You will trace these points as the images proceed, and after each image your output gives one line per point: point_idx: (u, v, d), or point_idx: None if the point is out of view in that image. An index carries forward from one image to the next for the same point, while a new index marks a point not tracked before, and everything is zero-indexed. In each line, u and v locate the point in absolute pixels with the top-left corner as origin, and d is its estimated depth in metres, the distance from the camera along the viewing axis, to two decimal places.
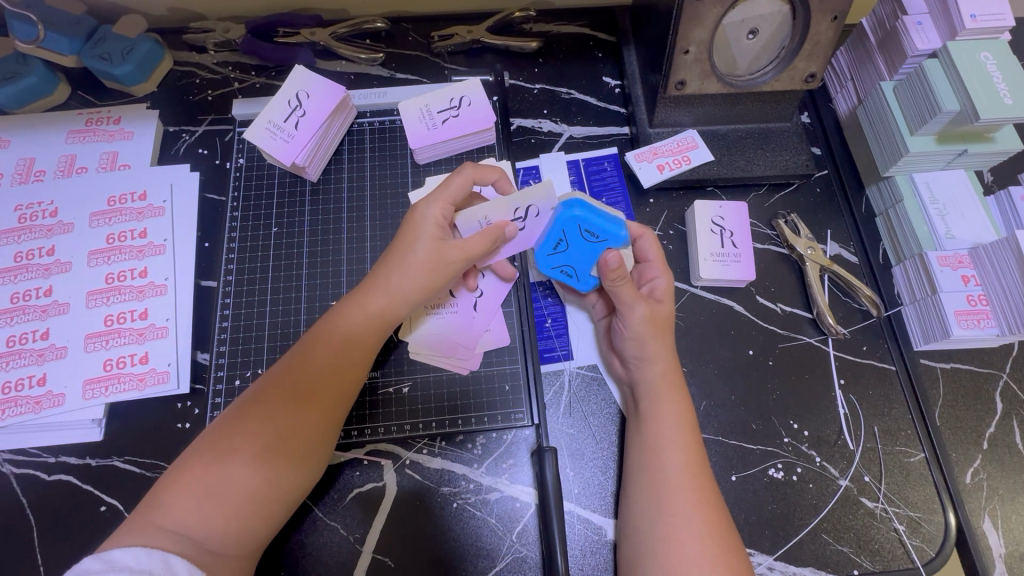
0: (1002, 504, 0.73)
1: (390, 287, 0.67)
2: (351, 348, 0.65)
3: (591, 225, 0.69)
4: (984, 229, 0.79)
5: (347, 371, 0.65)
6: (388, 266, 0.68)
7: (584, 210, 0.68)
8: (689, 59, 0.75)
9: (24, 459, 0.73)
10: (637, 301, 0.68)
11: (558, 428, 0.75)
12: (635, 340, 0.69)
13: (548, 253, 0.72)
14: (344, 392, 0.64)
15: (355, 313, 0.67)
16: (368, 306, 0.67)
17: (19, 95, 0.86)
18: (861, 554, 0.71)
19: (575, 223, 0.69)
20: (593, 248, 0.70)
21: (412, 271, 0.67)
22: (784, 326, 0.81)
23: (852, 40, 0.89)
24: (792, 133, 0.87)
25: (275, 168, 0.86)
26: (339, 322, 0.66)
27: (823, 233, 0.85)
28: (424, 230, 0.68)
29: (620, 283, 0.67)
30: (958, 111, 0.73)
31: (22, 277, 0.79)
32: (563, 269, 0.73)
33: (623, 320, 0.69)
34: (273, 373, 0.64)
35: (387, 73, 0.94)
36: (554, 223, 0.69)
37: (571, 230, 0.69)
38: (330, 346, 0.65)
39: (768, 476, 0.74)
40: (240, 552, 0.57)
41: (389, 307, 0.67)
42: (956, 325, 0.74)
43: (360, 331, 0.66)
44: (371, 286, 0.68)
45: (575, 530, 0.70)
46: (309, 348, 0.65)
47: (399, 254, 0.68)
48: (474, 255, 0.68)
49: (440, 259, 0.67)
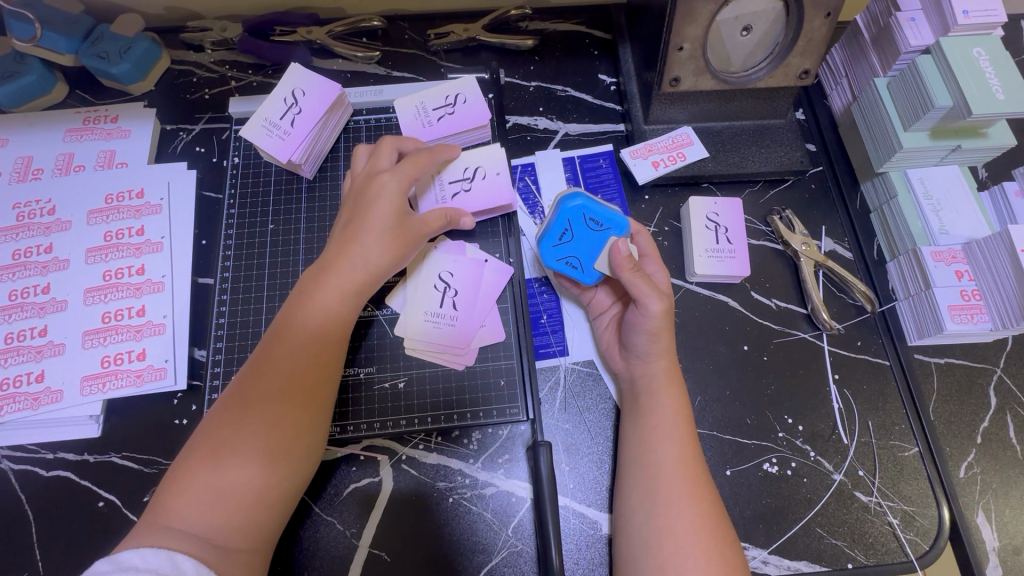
0: (996, 498, 0.73)
1: (358, 263, 0.69)
2: (327, 327, 0.66)
3: (596, 215, 0.72)
4: (977, 224, 0.80)
5: (326, 348, 0.66)
6: (354, 241, 0.69)
7: (587, 200, 0.72)
8: (684, 56, 0.76)
9: (22, 455, 0.73)
10: (657, 295, 0.66)
11: (553, 422, 0.76)
12: (650, 335, 0.67)
13: (555, 243, 0.73)
14: (327, 368, 0.65)
15: (324, 292, 0.67)
16: (338, 283, 0.68)
17: (17, 94, 0.87)
18: (855, 547, 0.71)
19: (579, 214, 0.72)
20: (596, 238, 0.72)
21: (381, 244, 0.70)
22: (778, 322, 0.81)
23: (846, 37, 0.89)
24: (786, 129, 0.87)
25: (272, 166, 0.86)
26: (313, 303, 0.67)
27: (817, 229, 0.86)
28: (387, 202, 0.71)
29: (633, 269, 0.67)
30: (951, 107, 0.74)
31: (21, 274, 0.80)
32: (568, 260, 0.73)
33: (642, 314, 0.66)
34: (253, 366, 0.64)
35: (384, 71, 0.94)
36: (561, 213, 0.72)
37: (577, 222, 0.72)
38: (307, 328, 0.66)
39: (762, 470, 0.74)
40: (251, 546, 0.57)
41: (358, 283, 0.69)
42: (950, 319, 0.74)
43: (335, 313, 0.67)
44: (340, 265, 0.69)
45: (570, 524, 0.71)
46: (285, 333, 0.65)
47: (364, 229, 0.70)
48: (433, 228, 0.73)
49: (402, 233, 0.71)
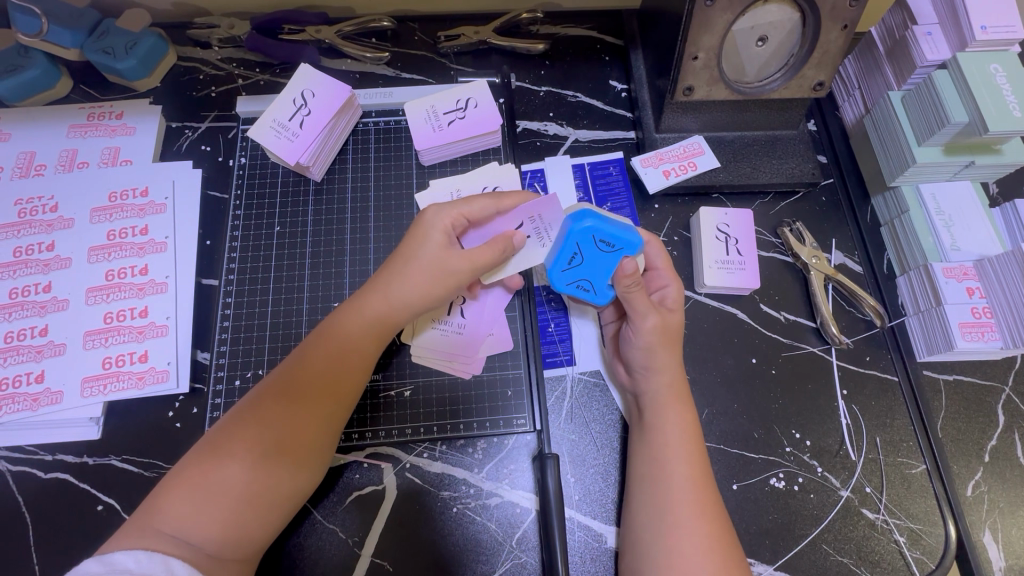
0: (1002, 517, 0.73)
1: (390, 289, 0.67)
2: (351, 353, 0.65)
3: (605, 236, 0.66)
4: (988, 240, 0.79)
5: (347, 373, 0.64)
6: (391, 273, 0.67)
7: (596, 220, 0.65)
8: (698, 65, 0.75)
9: (20, 457, 0.72)
10: (648, 309, 0.67)
11: (559, 433, 0.75)
12: (645, 350, 0.68)
13: (563, 268, 0.69)
14: (344, 392, 0.64)
15: (355, 316, 0.66)
16: (371, 309, 0.66)
17: (20, 88, 0.85)
18: (860, 564, 0.71)
19: (588, 236, 0.66)
20: (607, 261, 0.67)
21: (415, 278, 0.67)
22: (787, 335, 0.80)
23: (860, 48, 0.88)
24: (798, 141, 0.86)
25: (279, 167, 0.85)
26: (341, 328, 0.65)
27: (828, 242, 0.85)
28: (431, 239, 0.68)
29: (632, 289, 0.66)
30: (967, 123, 0.73)
31: (22, 272, 0.78)
32: (580, 283, 0.70)
33: (636, 329, 0.68)
34: (276, 379, 0.63)
35: (393, 73, 0.93)
36: (568, 236, 0.66)
37: (584, 243, 0.67)
38: (331, 349, 0.64)
39: (768, 485, 0.73)
40: (241, 557, 0.57)
41: (390, 310, 0.67)
42: (960, 336, 0.74)
43: (361, 338, 0.65)
44: (375, 288, 0.67)
45: (575, 537, 0.70)
46: (308, 355, 0.64)
47: (403, 262, 0.67)
48: (481, 264, 0.67)
49: (445, 271, 0.67)
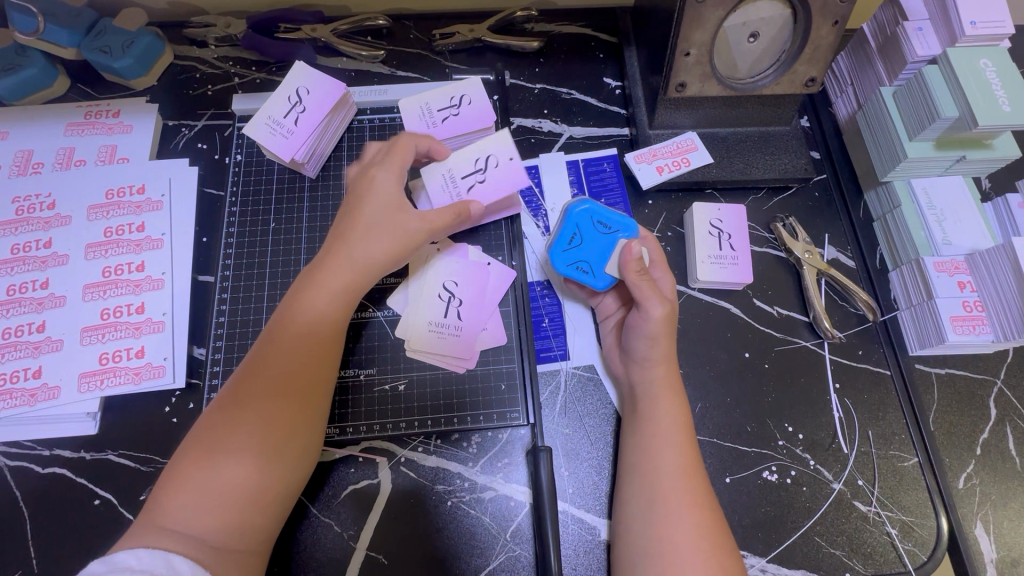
0: (995, 509, 0.73)
1: (356, 261, 0.68)
2: (319, 328, 0.65)
3: (604, 219, 0.73)
4: (979, 234, 0.80)
5: (319, 348, 0.65)
6: (350, 244, 0.68)
7: (595, 205, 0.74)
8: (690, 61, 0.75)
9: (17, 452, 0.73)
10: (659, 300, 0.66)
11: (553, 427, 0.75)
12: (649, 340, 0.67)
13: (564, 249, 0.74)
14: (319, 369, 0.64)
15: (320, 291, 0.66)
16: (333, 281, 0.67)
17: (17, 87, 0.86)
18: (854, 557, 0.71)
19: (586, 219, 0.74)
20: (607, 242, 0.73)
21: (375, 243, 0.68)
22: (780, 329, 0.81)
23: (853, 45, 0.88)
24: (791, 136, 0.87)
25: (274, 164, 0.86)
26: (307, 305, 0.66)
27: (820, 237, 0.86)
28: (383, 202, 0.70)
29: (642, 276, 0.67)
30: (957, 118, 0.74)
31: (19, 269, 0.79)
32: (579, 265, 0.73)
33: (643, 318, 0.67)
34: (248, 364, 0.63)
35: (388, 71, 0.94)
36: (570, 218, 0.74)
37: (585, 226, 0.74)
38: (301, 327, 0.65)
39: (762, 478, 0.74)
40: (248, 547, 0.57)
41: (356, 281, 0.67)
42: (952, 330, 0.74)
43: (327, 312, 0.66)
44: (337, 262, 0.67)
45: (568, 529, 0.70)
46: (279, 335, 0.64)
47: (360, 229, 0.68)
48: (437, 227, 0.70)
49: (402, 230, 0.69)
